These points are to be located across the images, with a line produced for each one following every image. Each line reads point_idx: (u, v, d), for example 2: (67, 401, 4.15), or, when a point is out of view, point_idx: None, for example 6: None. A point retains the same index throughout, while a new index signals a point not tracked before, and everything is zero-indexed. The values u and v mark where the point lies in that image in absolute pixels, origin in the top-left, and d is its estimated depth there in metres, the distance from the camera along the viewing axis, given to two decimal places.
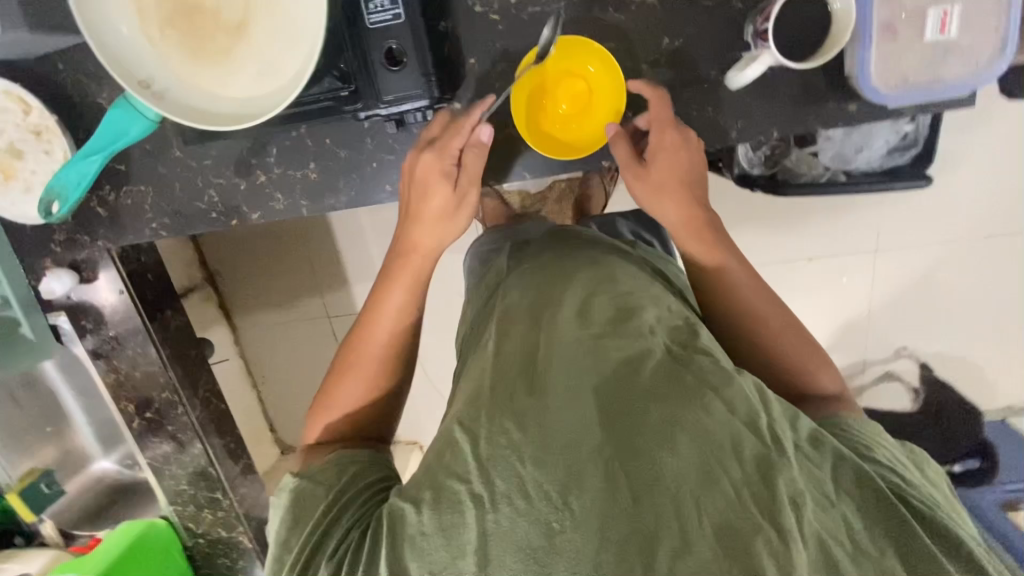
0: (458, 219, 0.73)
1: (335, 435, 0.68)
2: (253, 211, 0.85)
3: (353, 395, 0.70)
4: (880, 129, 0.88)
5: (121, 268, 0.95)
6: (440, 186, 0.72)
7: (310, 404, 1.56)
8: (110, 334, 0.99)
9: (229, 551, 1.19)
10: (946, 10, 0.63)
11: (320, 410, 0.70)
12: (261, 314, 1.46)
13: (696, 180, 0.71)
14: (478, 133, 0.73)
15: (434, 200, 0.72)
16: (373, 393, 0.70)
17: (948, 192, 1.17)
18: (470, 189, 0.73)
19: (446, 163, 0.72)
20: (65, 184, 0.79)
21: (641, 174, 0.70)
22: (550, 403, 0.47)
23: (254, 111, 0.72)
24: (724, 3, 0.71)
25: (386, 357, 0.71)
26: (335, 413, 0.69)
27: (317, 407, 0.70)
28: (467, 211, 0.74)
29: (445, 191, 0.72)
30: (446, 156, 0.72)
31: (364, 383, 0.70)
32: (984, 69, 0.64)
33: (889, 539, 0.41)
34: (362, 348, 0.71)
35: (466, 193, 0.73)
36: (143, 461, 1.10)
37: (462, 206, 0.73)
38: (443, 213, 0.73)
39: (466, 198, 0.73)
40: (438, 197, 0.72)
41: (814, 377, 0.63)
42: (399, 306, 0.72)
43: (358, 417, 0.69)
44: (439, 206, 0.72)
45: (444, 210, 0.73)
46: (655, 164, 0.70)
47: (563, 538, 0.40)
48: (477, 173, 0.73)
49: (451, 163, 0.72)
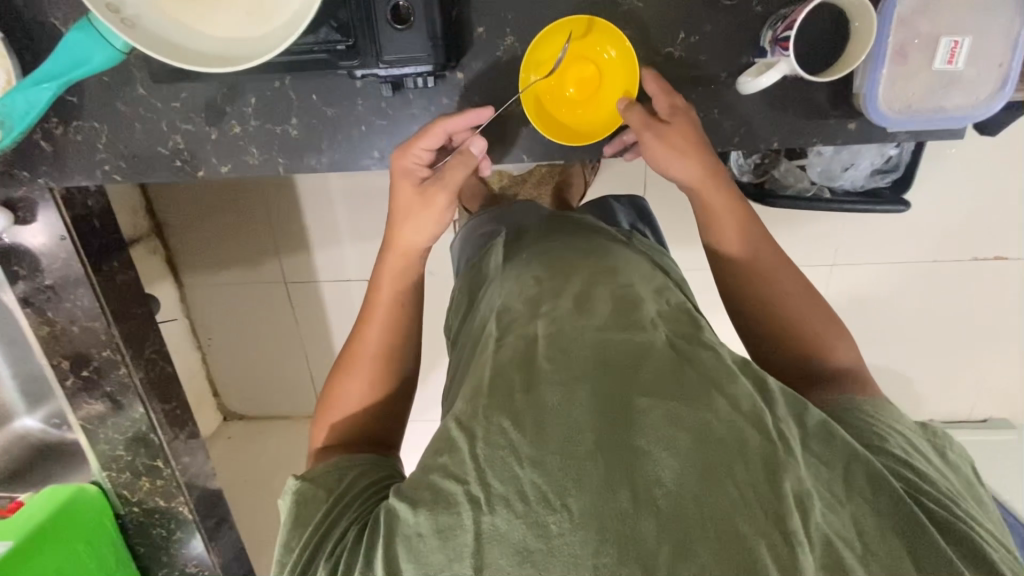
0: (423, 218, 0.68)
1: (343, 439, 0.66)
2: (223, 164, 0.78)
3: (353, 399, 0.67)
4: (868, 150, 0.91)
5: (64, 212, 0.86)
6: (403, 181, 0.69)
7: (259, 372, 1.47)
8: (46, 283, 0.90)
9: (166, 522, 1.13)
10: (957, 41, 0.65)
11: (322, 415, 0.67)
12: (211, 273, 1.36)
13: (709, 148, 0.68)
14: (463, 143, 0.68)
15: (399, 195, 0.69)
16: (376, 390, 0.67)
17: (919, 215, 1.19)
18: (436, 189, 0.67)
19: (412, 161, 0.69)
20: (10, 111, 0.72)
21: (666, 137, 0.67)
22: (551, 398, 0.47)
23: (238, 53, 0.66)
24: (743, 4, 0.70)
25: (385, 351, 0.68)
26: (336, 415, 0.66)
27: (319, 414, 0.68)
28: (433, 212, 0.68)
29: (408, 187, 0.69)
30: (413, 153, 0.69)
31: (366, 382, 0.67)
32: (982, 105, 0.67)
33: (895, 537, 0.41)
34: (358, 349, 0.68)
35: (431, 193, 0.67)
36: (75, 422, 1.01)
37: (428, 205, 0.67)
38: (408, 211, 0.68)
39: (430, 199, 0.67)
40: (402, 193, 0.69)
41: (832, 348, 0.64)
42: (393, 300, 0.69)
43: (360, 418, 0.66)
44: (403, 203, 0.69)
45: (408, 207, 0.68)
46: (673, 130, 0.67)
47: (560, 540, 0.39)
48: (446, 176, 0.67)
49: (420, 163, 0.70)
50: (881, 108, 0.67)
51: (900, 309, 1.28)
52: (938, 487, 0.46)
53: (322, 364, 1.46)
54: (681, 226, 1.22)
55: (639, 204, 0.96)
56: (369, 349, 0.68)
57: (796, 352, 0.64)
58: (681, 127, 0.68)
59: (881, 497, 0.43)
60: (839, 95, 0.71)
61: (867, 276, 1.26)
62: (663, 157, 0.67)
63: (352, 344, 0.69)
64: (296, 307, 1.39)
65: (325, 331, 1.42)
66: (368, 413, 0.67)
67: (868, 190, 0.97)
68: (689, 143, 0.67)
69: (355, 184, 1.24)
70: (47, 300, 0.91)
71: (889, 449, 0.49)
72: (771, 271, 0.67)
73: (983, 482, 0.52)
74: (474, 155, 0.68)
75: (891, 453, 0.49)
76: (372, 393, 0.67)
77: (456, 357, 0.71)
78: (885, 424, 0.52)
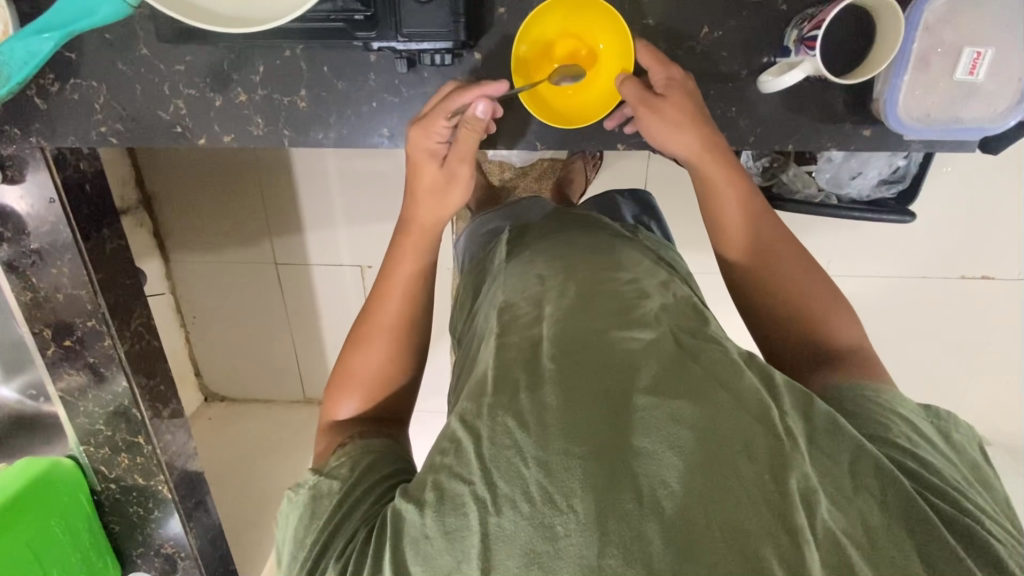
0: (451, 194, 0.69)
1: (359, 411, 0.64)
2: (226, 133, 0.75)
3: (371, 372, 0.65)
4: (876, 158, 0.92)
5: (54, 174, 0.82)
6: (427, 164, 0.68)
7: (245, 353, 1.44)
8: (31, 247, 0.86)
9: (144, 500, 1.09)
10: (979, 52, 0.66)
11: (338, 388, 0.65)
12: (202, 248, 1.32)
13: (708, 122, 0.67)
14: (467, 109, 0.66)
15: (424, 175, 0.69)
16: (392, 360, 0.66)
17: (919, 230, 1.20)
18: (460, 165, 0.68)
19: (435, 141, 0.68)
20: (7, 61, 0.68)
21: (658, 110, 0.65)
22: (552, 394, 0.43)
23: (253, 17, 0.63)
24: (769, 2, 0.69)
25: (403, 320, 0.67)
26: (354, 388, 0.64)
27: (335, 386, 0.65)
28: (461, 188, 0.69)
29: (435, 169, 0.68)
30: (434, 132, 0.67)
31: (382, 352, 0.65)
32: (999, 117, 0.68)
33: (904, 535, 0.38)
34: (377, 320, 0.67)
35: (457, 169, 0.68)
36: (54, 393, 0.98)
37: (455, 181, 0.69)
38: (435, 189, 0.69)
39: (456, 176, 0.69)
40: (427, 174, 0.69)
41: (832, 325, 0.61)
42: (413, 272, 0.68)
43: (378, 391, 0.65)
44: (430, 182, 0.69)
45: (434, 186, 0.69)
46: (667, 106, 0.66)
47: (567, 542, 0.36)
48: (468, 151, 0.67)
49: (442, 140, 0.68)
50: (900, 115, 0.68)
51: (892, 322, 1.28)
52: (946, 480, 0.44)
53: (310, 348, 1.43)
54: (682, 227, 1.22)
55: (642, 197, 0.94)
56: (389, 321, 0.66)
57: (813, 353, 0.61)
58: (675, 100, 0.66)
59: (889, 492, 0.40)
60: (857, 100, 0.71)
61: (861, 287, 1.26)
62: (656, 129, 0.66)
63: (370, 316, 0.67)
64: (285, 288, 1.36)
65: (314, 315, 1.39)
66: (387, 387, 0.65)
67: (873, 200, 0.98)
68: (684, 115, 0.65)
69: (354, 166, 1.21)
70: (31, 265, 0.87)
71: (892, 440, 0.47)
72: (780, 260, 0.64)
73: (990, 462, 0.51)
74: (482, 120, 0.66)
75: (895, 444, 0.47)
76: (391, 366, 0.66)
77: (460, 359, 0.68)
78: (886, 410, 0.50)
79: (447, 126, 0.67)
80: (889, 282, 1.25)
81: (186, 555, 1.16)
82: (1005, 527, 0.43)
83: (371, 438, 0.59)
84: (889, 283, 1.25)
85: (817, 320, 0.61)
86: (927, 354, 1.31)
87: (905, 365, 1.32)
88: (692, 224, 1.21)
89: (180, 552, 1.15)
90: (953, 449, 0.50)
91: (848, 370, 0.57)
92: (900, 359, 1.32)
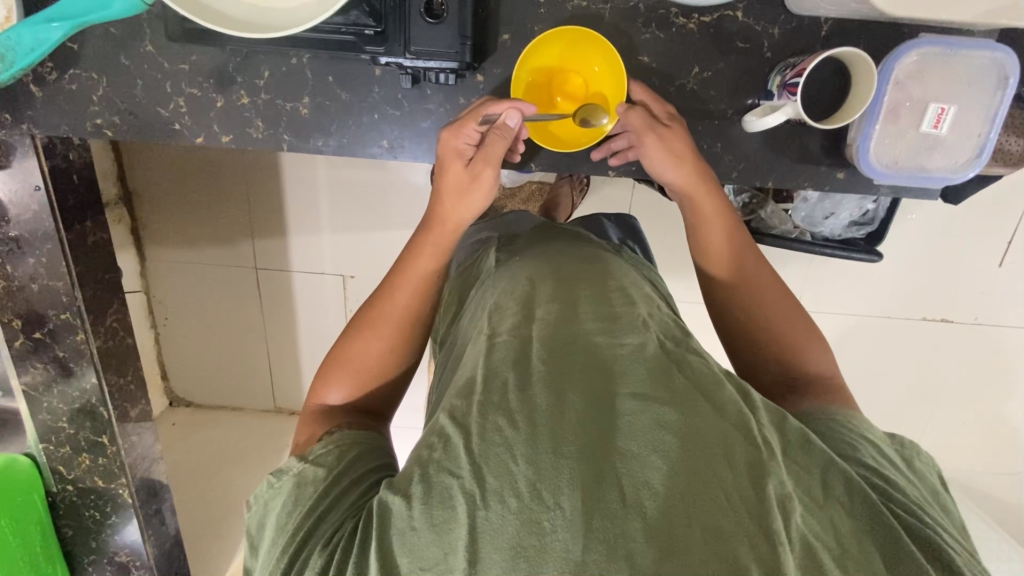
0: (472, 197, 0.70)
1: (353, 396, 0.65)
2: (224, 133, 0.76)
3: (368, 360, 0.66)
4: (848, 201, 0.99)
5: (43, 162, 0.81)
6: (454, 163, 0.70)
7: (216, 356, 1.41)
8: (11, 235, 0.84)
9: (102, 504, 1.05)
10: (943, 108, 0.71)
11: (333, 369, 0.66)
12: (180, 248, 1.30)
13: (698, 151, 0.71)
14: (499, 116, 0.70)
15: (449, 173, 0.70)
16: (389, 354, 0.67)
17: (885, 269, 1.26)
18: (484, 168, 0.69)
19: (463, 142, 0.71)
20: (13, 46, 0.68)
21: (665, 138, 0.69)
22: (542, 395, 0.45)
23: (264, 24, 0.66)
24: (755, 48, 0.74)
25: (409, 317, 0.68)
26: (350, 372, 0.66)
27: (331, 367, 0.66)
28: (483, 192, 0.69)
29: (460, 168, 0.70)
30: (464, 133, 0.70)
31: (385, 342, 0.67)
32: (961, 169, 0.74)
33: (869, 540, 0.41)
34: (384, 311, 0.68)
35: (481, 170, 0.69)
36: (16, 386, 0.94)
37: (478, 182, 0.69)
38: (459, 188, 0.70)
39: (479, 177, 0.69)
40: (452, 173, 0.70)
41: (804, 353, 0.64)
42: (427, 271, 0.70)
43: (371, 380, 0.66)
44: (454, 181, 0.70)
45: (457, 186, 0.69)
46: (675, 129, 0.70)
47: (553, 537, 0.37)
48: (495, 155, 0.69)
49: (470, 142, 0.71)
50: (872, 161, 0.73)
51: (858, 357, 1.34)
52: (909, 498, 0.46)
53: (283, 355, 1.41)
54: (662, 255, 1.26)
55: (628, 222, 0.97)
56: (398, 314, 0.68)
57: (789, 376, 0.63)
58: (679, 134, 0.70)
59: (859, 504, 0.42)
60: (831, 145, 0.76)
61: (829, 323, 1.32)
62: (659, 160, 0.69)
63: (378, 305, 0.68)
64: (263, 292, 1.35)
65: (292, 320, 1.37)
66: (382, 378, 0.67)
67: (843, 240, 1.05)
68: (686, 148, 0.69)
69: (343, 175, 1.22)
70: (8, 253, 0.85)
71: (860, 459, 0.50)
72: (761, 286, 0.67)
73: (947, 489, 0.53)
74: (512, 128, 0.70)
75: (861, 463, 0.49)
76: (391, 358, 0.67)
77: (442, 363, 0.69)
78: (856, 434, 0.53)
79: (477, 130, 0.70)
80: (853, 317, 1.31)
81: (141, 565, 1.11)
82: (961, 543, 0.45)
83: (362, 429, 0.59)
84: (854, 318, 1.31)
85: (787, 342, 0.64)
86: (888, 389, 1.36)
87: (871, 399, 1.37)
88: (670, 253, 1.25)
89: (134, 561, 1.11)
90: (916, 474, 0.52)
91: (820, 395, 0.60)
92: (866, 393, 1.37)
